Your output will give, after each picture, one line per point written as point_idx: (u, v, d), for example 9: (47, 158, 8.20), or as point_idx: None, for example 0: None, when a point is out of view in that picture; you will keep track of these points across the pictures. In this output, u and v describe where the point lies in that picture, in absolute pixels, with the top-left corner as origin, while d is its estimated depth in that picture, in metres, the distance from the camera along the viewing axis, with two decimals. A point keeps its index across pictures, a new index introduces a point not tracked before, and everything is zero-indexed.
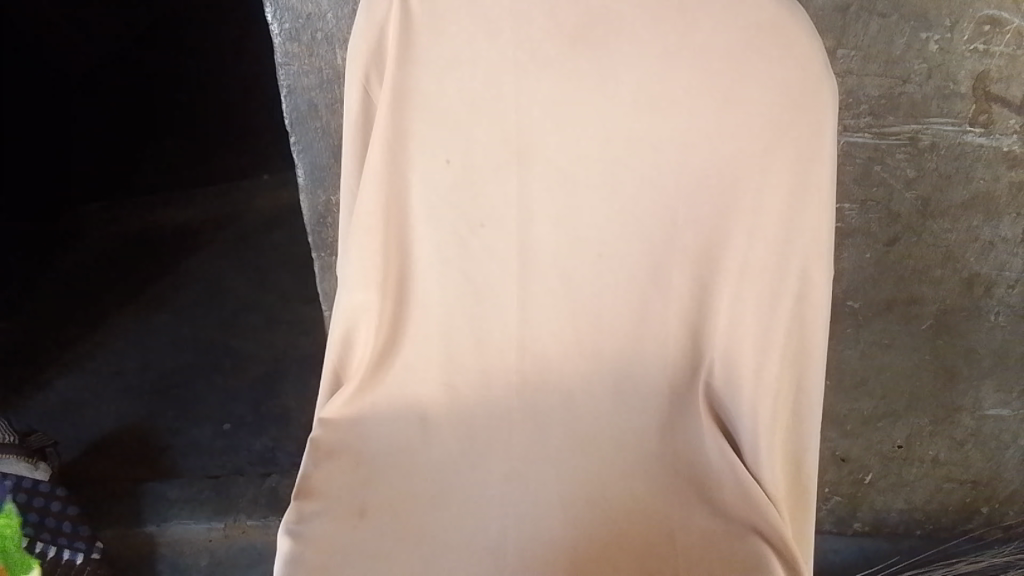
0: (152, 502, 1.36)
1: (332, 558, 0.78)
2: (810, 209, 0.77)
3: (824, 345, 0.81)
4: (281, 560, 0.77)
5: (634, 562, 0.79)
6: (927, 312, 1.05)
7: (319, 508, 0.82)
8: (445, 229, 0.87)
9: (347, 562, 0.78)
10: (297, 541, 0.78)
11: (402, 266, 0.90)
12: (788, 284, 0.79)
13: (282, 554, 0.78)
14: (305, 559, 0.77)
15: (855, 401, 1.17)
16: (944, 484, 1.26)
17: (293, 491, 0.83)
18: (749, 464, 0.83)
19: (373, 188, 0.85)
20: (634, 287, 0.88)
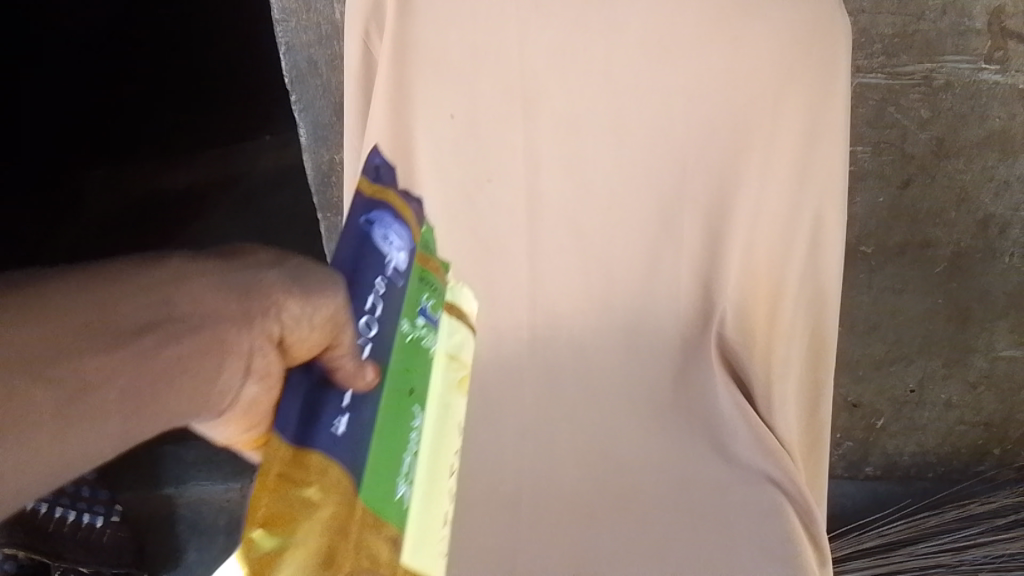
0: (169, 463, 1.38)
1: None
2: (826, 155, 0.75)
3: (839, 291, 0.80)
4: None
5: (650, 503, 0.82)
6: (941, 255, 1.04)
7: None
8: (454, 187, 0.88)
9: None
10: None
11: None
12: (802, 228, 0.78)
13: None
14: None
15: (868, 346, 1.16)
16: (956, 426, 1.27)
17: None
18: (764, 411, 0.84)
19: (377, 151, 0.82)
20: (644, 238, 0.87)
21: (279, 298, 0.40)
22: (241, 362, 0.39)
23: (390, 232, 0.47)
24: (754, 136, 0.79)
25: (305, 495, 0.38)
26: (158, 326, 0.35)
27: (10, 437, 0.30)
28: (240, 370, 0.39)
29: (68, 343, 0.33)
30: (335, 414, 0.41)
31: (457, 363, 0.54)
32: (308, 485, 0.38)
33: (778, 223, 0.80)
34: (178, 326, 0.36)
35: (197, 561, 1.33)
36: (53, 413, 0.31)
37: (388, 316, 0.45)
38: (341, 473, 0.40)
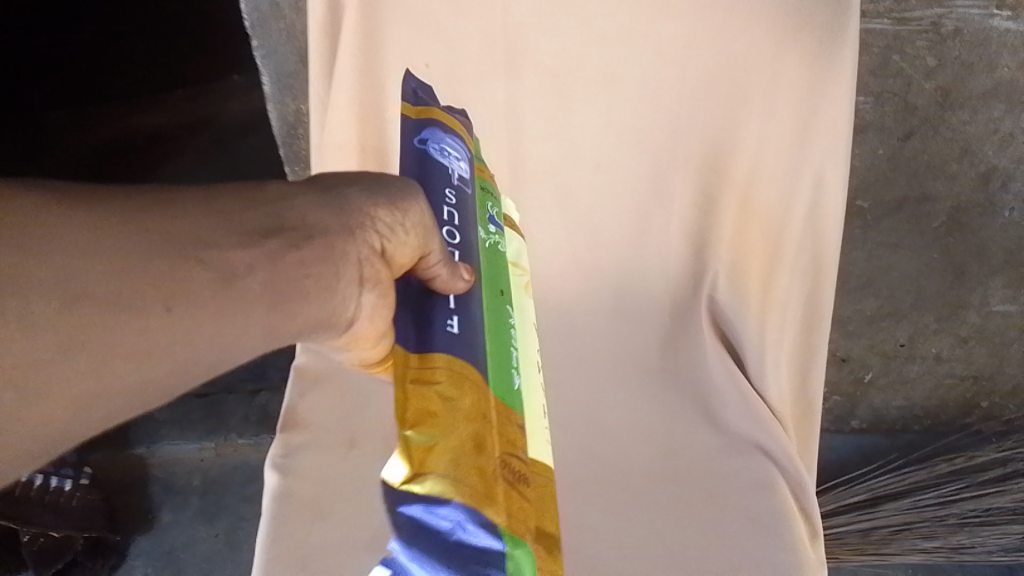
0: (141, 423, 1.35)
1: (322, 490, 0.76)
2: (828, 118, 0.71)
3: (837, 258, 0.76)
4: (269, 494, 0.75)
5: (639, 479, 0.77)
6: (939, 210, 1.00)
7: (306, 440, 0.79)
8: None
9: (339, 501, 0.75)
10: (286, 475, 0.76)
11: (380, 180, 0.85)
12: (802, 189, 0.75)
13: (271, 489, 0.75)
14: (294, 493, 0.75)
15: (860, 302, 1.13)
16: (944, 380, 1.25)
17: (279, 423, 0.80)
18: (755, 382, 0.82)
19: (345, 101, 0.80)
20: (634, 199, 0.85)
21: (371, 214, 0.50)
22: (354, 273, 0.48)
23: (446, 147, 0.58)
24: (751, 94, 0.75)
25: (439, 390, 0.48)
26: (280, 235, 0.46)
27: (180, 306, 0.43)
28: (354, 280, 0.48)
29: (214, 241, 0.45)
30: (446, 316, 0.52)
31: (519, 268, 0.66)
32: (440, 383, 0.48)
33: (774, 186, 0.77)
34: (296, 234, 0.47)
35: (172, 522, 1.29)
36: (211, 291, 0.44)
37: (462, 217, 0.57)
38: (458, 360, 0.49)
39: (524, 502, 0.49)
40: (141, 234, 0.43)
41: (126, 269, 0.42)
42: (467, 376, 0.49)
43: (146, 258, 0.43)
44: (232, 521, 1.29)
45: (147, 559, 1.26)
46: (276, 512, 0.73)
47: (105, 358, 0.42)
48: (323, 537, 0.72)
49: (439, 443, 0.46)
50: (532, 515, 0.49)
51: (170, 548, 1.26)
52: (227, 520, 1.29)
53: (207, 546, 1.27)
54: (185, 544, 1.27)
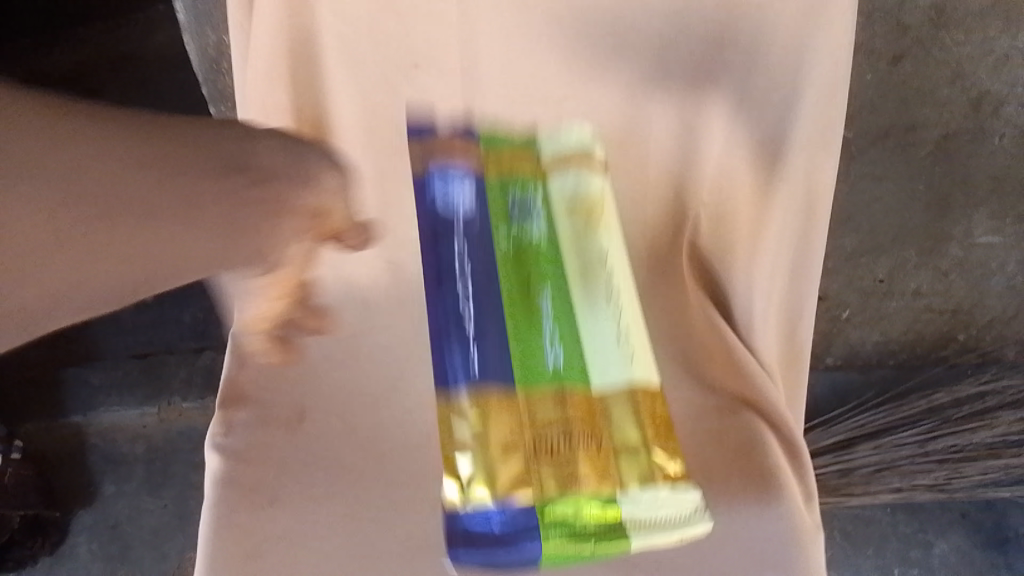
0: (74, 389, 1.23)
1: (274, 471, 0.67)
2: (827, 43, 0.63)
3: (831, 194, 0.69)
4: (210, 480, 0.66)
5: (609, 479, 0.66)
6: (927, 139, 0.93)
7: (247, 417, 0.70)
8: (371, 81, 0.76)
9: (297, 482, 0.67)
10: (227, 456, 0.67)
11: (309, 120, 0.76)
12: (796, 122, 0.67)
13: (212, 474, 0.66)
14: (240, 478, 0.66)
15: (845, 239, 1.05)
16: (922, 314, 1.20)
17: (218, 397, 0.70)
18: (744, 335, 0.75)
19: (270, 30, 0.69)
20: (606, 132, 0.77)
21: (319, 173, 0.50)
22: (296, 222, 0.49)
23: (449, 182, 0.74)
24: (734, 20, 0.67)
25: None
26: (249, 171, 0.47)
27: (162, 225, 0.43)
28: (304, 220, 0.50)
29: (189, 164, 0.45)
30: None
31: (587, 201, 0.75)
32: None
33: (762, 121, 0.69)
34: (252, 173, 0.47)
35: (116, 494, 1.22)
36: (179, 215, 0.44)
37: None
38: (493, 398, 0.67)
39: (586, 463, 0.66)
40: (139, 148, 0.43)
41: (118, 175, 0.42)
42: (503, 406, 0.67)
43: (135, 168, 0.43)
44: (181, 490, 1.22)
45: (89, 535, 1.20)
46: (224, 497, 0.65)
47: (100, 258, 0.42)
48: (279, 527, 0.64)
49: (488, 458, 0.65)
50: (600, 467, 0.65)
51: (114, 523, 1.21)
52: (175, 488, 1.22)
53: (155, 518, 1.21)
54: (130, 517, 1.21)
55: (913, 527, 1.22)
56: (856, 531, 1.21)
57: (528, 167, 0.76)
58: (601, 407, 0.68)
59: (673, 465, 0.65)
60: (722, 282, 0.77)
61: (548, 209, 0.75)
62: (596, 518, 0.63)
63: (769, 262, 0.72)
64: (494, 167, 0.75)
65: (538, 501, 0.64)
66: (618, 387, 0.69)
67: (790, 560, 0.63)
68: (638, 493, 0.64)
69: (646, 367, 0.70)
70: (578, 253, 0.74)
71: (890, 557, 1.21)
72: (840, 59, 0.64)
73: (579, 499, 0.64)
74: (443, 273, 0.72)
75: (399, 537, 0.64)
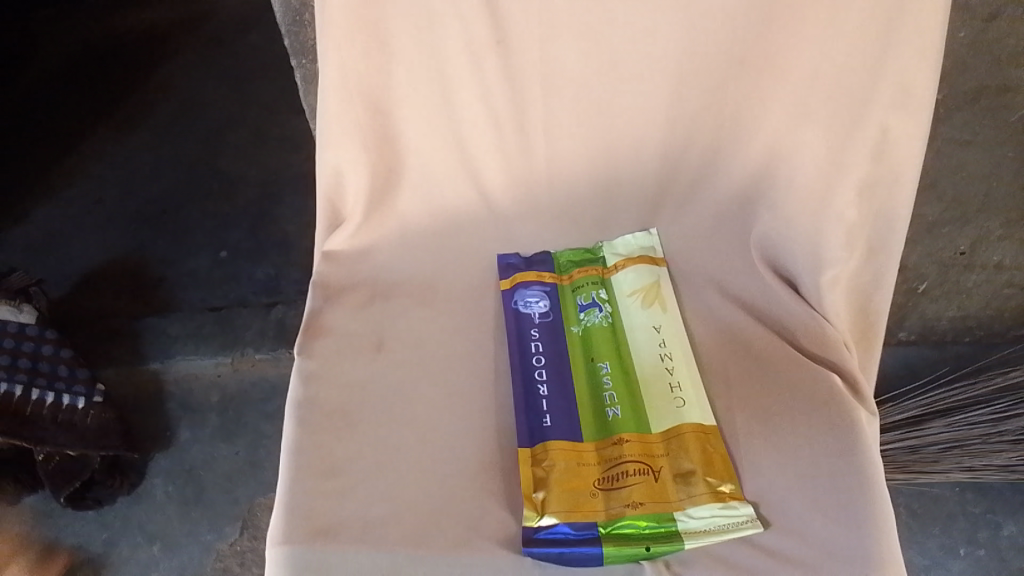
0: (153, 338, 1.34)
1: (352, 401, 0.71)
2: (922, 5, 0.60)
3: (916, 169, 0.65)
4: (291, 405, 0.70)
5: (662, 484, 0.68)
6: (1021, 101, 0.89)
7: (332, 346, 0.74)
8: (447, 45, 0.73)
9: (371, 410, 0.70)
10: (310, 383, 0.71)
11: (384, 81, 0.74)
12: (880, 89, 0.63)
13: (293, 399, 0.70)
14: (319, 402, 0.70)
15: (923, 206, 1.03)
16: (1003, 289, 1.17)
17: (301, 328, 0.74)
18: (812, 305, 0.71)
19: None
20: (681, 92, 0.76)
21: None
22: None
23: (529, 297, 0.80)
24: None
25: None
26: None
27: None
28: None
29: None
30: None
31: (653, 293, 0.79)
32: None
33: (846, 87, 0.66)
34: None
35: (192, 439, 1.25)
36: None
37: None
38: (555, 445, 0.70)
39: (645, 489, 0.67)
40: None
41: None
42: (565, 452, 0.70)
43: None
44: (252, 438, 1.25)
45: (166, 476, 1.22)
46: (301, 420, 0.69)
47: None
48: (355, 447, 0.68)
49: (553, 495, 0.67)
50: (659, 494, 0.67)
51: (189, 467, 1.23)
52: (247, 437, 1.25)
53: (227, 464, 1.23)
54: (204, 462, 1.23)
55: (983, 508, 1.17)
56: (924, 509, 1.18)
57: (595, 273, 0.82)
58: (657, 446, 0.70)
59: (730, 483, 0.66)
60: (788, 252, 0.73)
61: (611, 302, 0.80)
62: (655, 529, 0.64)
63: (839, 232, 0.68)
64: (568, 287, 0.82)
65: (602, 523, 0.65)
66: (672, 427, 0.71)
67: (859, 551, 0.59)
68: (696, 510, 0.65)
69: (700, 409, 0.71)
70: (639, 332, 0.77)
71: (957, 537, 1.15)
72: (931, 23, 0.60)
73: (640, 519, 0.65)
74: (520, 344, 0.77)
75: (460, 467, 0.68)
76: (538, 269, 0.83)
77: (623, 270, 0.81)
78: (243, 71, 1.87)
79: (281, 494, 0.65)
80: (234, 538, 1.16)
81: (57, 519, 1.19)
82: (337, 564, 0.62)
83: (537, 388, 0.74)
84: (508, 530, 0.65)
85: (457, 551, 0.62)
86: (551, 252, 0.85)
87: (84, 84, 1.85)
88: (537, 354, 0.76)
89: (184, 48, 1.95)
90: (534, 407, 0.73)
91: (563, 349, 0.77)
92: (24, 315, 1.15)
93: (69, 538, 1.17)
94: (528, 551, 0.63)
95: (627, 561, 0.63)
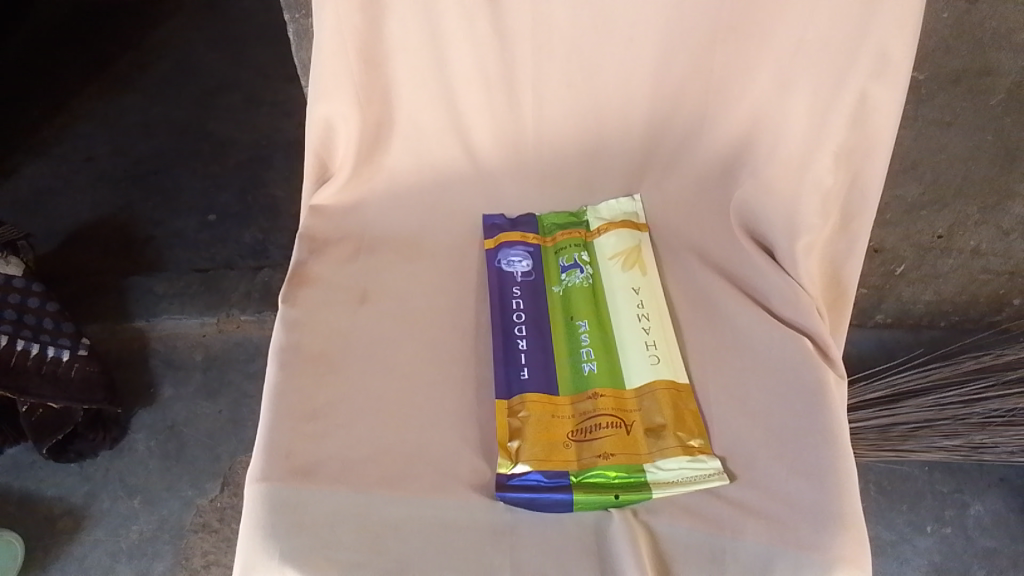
0: (139, 297, 1.34)
1: (334, 347, 0.72)
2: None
3: (891, 140, 0.67)
4: (275, 349, 0.70)
5: (634, 437, 0.70)
6: (1002, 84, 0.90)
7: (316, 295, 0.74)
8: (442, 1, 0.74)
9: (354, 356, 0.72)
10: (294, 329, 0.71)
11: (376, 33, 0.74)
12: (860, 60, 0.65)
13: (277, 344, 0.70)
14: (303, 346, 0.71)
15: (902, 187, 1.05)
16: (979, 274, 1.19)
17: (287, 275, 0.75)
18: (787, 266, 0.73)
19: None
20: (669, 59, 0.77)
21: None
22: None
23: (513, 257, 0.82)
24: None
25: None
26: None
27: None
28: None
29: None
30: None
31: (632, 255, 0.80)
32: None
33: (827, 56, 0.67)
34: None
35: (174, 397, 1.27)
36: None
37: None
38: (532, 397, 0.72)
39: (617, 442, 0.69)
40: None
41: None
42: (540, 404, 0.72)
43: None
44: (235, 398, 1.27)
45: (148, 432, 1.24)
46: (284, 363, 0.69)
47: None
48: (336, 392, 0.69)
49: (527, 444, 0.69)
50: (630, 446, 0.69)
51: (171, 423, 1.24)
52: (230, 396, 1.27)
53: (209, 422, 1.24)
54: (186, 419, 1.25)
55: (949, 488, 1.20)
56: (891, 486, 1.20)
57: (578, 235, 0.84)
58: (630, 401, 0.72)
59: (699, 439, 0.68)
60: (766, 219, 0.75)
61: (593, 264, 0.81)
62: (625, 479, 0.67)
63: (815, 198, 0.70)
64: (551, 249, 0.83)
65: (573, 472, 0.67)
66: (645, 384, 0.72)
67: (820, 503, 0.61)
68: (666, 462, 0.67)
69: (672, 366, 0.73)
70: (618, 292, 0.78)
71: (923, 515, 1.18)
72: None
73: (611, 470, 0.67)
74: (502, 303, 0.78)
75: (438, 416, 0.70)
76: (522, 230, 0.84)
77: (605, 234, 0.82)
78: (238, 37, 1.88)
79: (261, 434, 0.66)
80: (214, 495, 1.17)
81: (39, 472, 1.20)
82: (315, 502, 0.63)
83: (516, 343, 0.75)
84: (483, 478, 0.67)
85: (432, 495, 0.64)
86: (537, 215, 0.87)
87: (79, 46, 1.86)
88: (518, 312, 0.78)
89: (180, 13, 1.96)
90: (513, 361, 0.74)
91: (544, 307, 0.79)
92: (12, 266, 1.13)
93: (49, 490, 1.18)
94: (500, 496, 0.65)
95: (596, 508, 0.65)
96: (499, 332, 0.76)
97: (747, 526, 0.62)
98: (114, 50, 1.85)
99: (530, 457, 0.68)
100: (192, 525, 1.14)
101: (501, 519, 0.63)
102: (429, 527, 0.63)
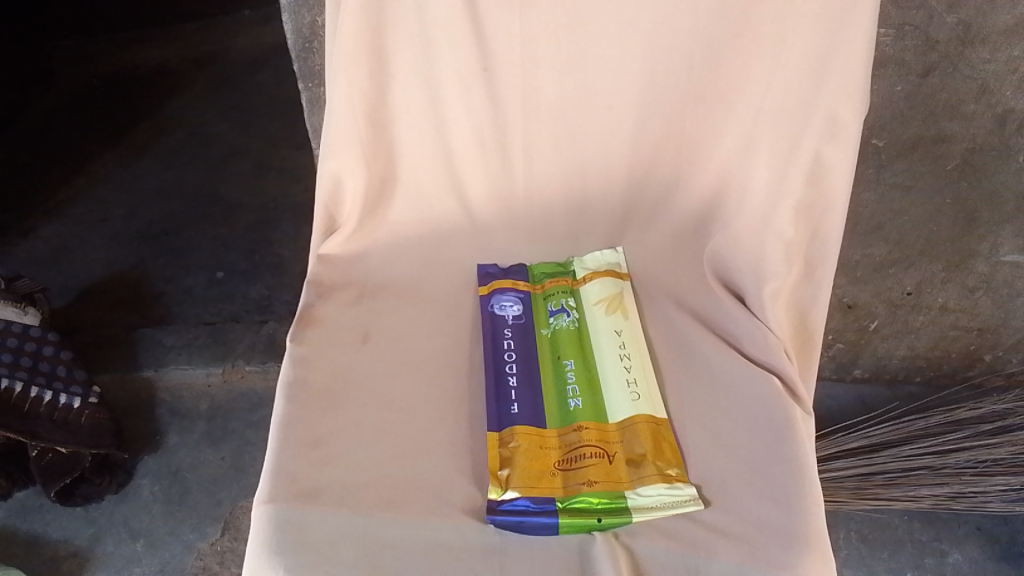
0: (149, 348, 1.40)
1: (337, 383, 0.78)
2: (848, 47, 0.69)
3: (847, 195, 0.74)
4: (283, 383, 0.76)
5: (616, 467, 0.74)
6: (956, 150, 0.98)
7: (321, 335, 0.80)
8: (441, 71, 0.83)
9: (355, 391, 0.78)
10: (301, 365, 0.77)
11: (382, 98, 0.83)
12: (813, 124, 0.73)
13: (285, 378, 0.76)
14: (308, 381, 0.76)
15: (869, 246, 1.12)
16: (949, 331, 1.25)
17: (295, 317, 0.81)
18: (757, 311, 0.79)
19: (354, 26, 0.77)
20: (646, 125, 0.85)
21: None
22: None
23: (505, 302, 0.88)
24: (762, 28, 0.74)
25: None
26: None
27: None
28: None
29: None
30: None
31: (615, 300, 0.87)
32: None
33: (785, 121, 0.75)
34: None
35: (179, 444, 1.32)
36: None
37: None
38: (521, 429, 0.77)
39: (600, 470, 0.74)
40: None
41: None
42: (528, 435, 0.77)
43: None
44: (238, 445, 1.31)
45: (153, 477, 1.28)
46: (291, 397, 0.75)
47: None
48: (338, 423, 0.75)
49: (516, 472, 0.74)
50: (612, 474, 0.74)
51: (175, 469, 1.28)
52: (233, 444, 1.32)
53: (212, 468, 1.29)
54: (190, 466, 1.29)
55: (928, 536, 1.24)
56: (872, 535, 1.24)
57: (565, 283, 0.90)
58: (612, 434, 0.77)
59: (677, 468, 0.73)
60: (736, 268, 0.82)
61: (579, 309, 0.88)
62: (607, 504, 0.71)
63: (779, 248, 0.77)
64: (541, 295, 0.89)
65: (560, 498, 0.72)
66: (627, 418, 0.78)
67: (788, 525, 0.66)
68: (645, 489, 0.72)
69: (652, 402, 0.78)
70: (603, 334, 0.84)
71: (903, 562, 1.21)
72: (860, 71, 0.70)
73: (594, 496, 0.72)
74: (494, 344, 0.84)
75: (433, 447, 0.75)
76: (514, 278, 0.91)
77: (591, 282, 0.89)
78: (249, 108, 1.98)
79: (269, 460, 0.71)
80: (215, 538, 1.20)
81: (45, 515, 1.24)
82: (318, 522, 0.68)
83: (507, 380, 0.81)
84: (475, 503, 0.71)
85: (426, 518, 0.69)
86: (527, 264, 0.94)
87: (97, 115, 1.96)
88: (509, 352, 0.84)
89: (194, 86, 2.07)
90: (504, 397, 0.79)
91: (533, 348, 0.85)
92: (29, 317, 1.18)
93: (55, 532, 1.22)
94: (492, 519, 0.69)
95: (580, 531, 0.69)
96: (491, 371, 0.82)
97: (720, 548, 0.67)
98: (131, 119, 1.96)
99: (519, 482, 0.73)
100: (192, 568, 1.17)
101: (490, 542, 0.68)
102: (424, 546, 0.67)
